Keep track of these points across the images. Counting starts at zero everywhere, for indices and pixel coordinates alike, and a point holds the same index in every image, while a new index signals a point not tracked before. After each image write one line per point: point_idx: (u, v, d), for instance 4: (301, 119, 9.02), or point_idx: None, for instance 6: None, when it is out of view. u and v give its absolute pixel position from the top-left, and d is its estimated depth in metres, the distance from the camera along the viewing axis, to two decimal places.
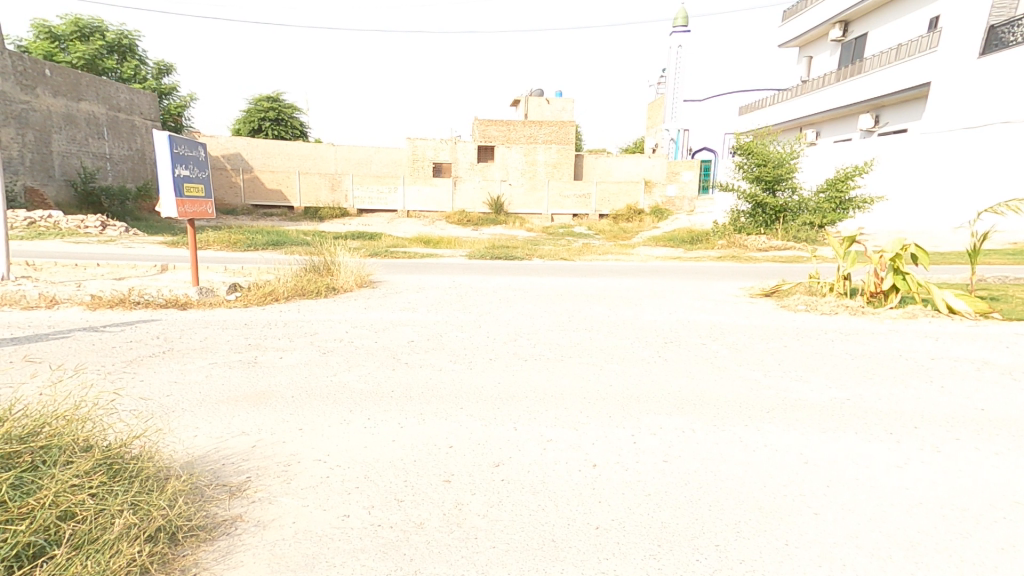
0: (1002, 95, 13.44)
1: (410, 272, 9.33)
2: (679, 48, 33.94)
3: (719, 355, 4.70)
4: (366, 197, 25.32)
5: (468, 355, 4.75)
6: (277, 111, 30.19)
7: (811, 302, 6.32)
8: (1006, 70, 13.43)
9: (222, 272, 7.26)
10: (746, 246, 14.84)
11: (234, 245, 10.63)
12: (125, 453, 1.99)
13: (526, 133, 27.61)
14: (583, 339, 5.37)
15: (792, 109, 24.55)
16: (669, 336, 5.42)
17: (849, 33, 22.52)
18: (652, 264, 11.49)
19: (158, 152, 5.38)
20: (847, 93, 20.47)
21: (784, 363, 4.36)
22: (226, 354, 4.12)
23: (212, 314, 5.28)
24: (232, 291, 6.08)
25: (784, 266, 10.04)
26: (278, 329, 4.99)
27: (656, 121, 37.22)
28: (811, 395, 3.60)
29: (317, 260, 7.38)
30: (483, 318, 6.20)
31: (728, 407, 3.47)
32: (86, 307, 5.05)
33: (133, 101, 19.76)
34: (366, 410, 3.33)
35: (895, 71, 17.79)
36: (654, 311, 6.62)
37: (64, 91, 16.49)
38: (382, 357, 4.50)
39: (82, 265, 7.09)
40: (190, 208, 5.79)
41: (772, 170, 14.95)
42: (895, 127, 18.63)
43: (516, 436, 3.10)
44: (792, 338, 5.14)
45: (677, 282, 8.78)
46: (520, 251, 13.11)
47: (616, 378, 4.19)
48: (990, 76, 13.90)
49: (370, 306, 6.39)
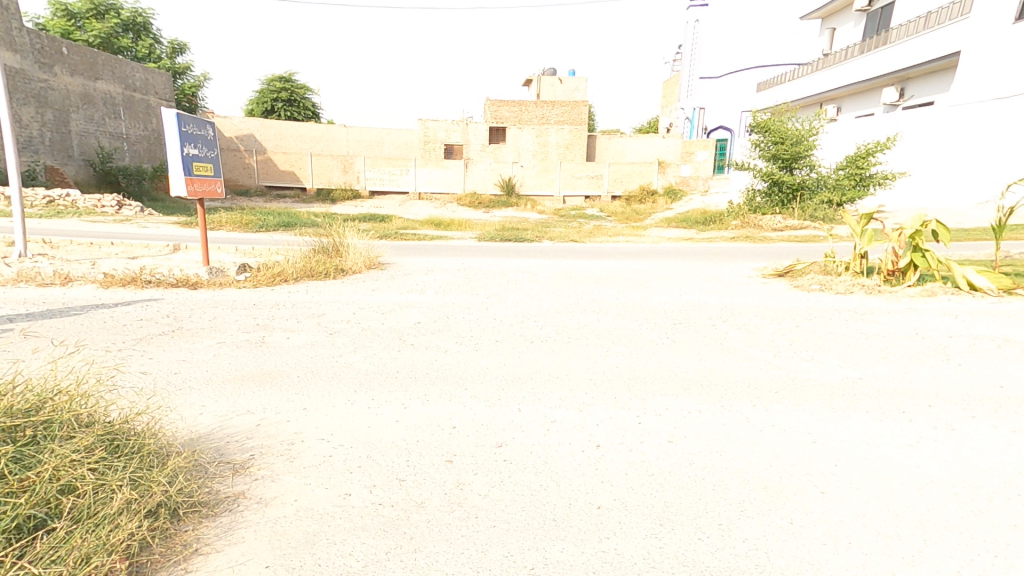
0: None
1: (419, 254, 9.33)
2: (696, 23, 33.00)
3: (729, 336, 4.62)
4: (377, 178, 25.28)
5: (474, 336, 4.74)
6: (289, 91, 30.13)
7: (825, 281, 6.18)
8: None
9: (232, 252, 7.32)
10: (760, 226, 14.58)
11: (245, 226, 10.71)
12: (127, 430, 2.01)
13: (538, 114, 27.12)
14: (591, 320, 5.32)
15: (812, 84, 23.81)
16: (678, 317, 5.34)
17: (874, 2, 21.66)
18: (663, 245, 11.34)
19: (167, 130, 5.38)
20: (871, 66, 19.76)
21: (794, 343, 4.27)
22: (234, 334, 4.15)
23: (222, 294, 5.32)
24: (242, 271, 6.11)
25: (800, 246, 9.83)
26: (287, 309, 5.02)
27: (671, 99, 36.43)
28: (821, 374, 3.53)
29: (326, 242, 7.39)
30: (490, 299, 6.18)
31: (736, 388, 3.41)
32: (99, 285, 5.11)
33: (148, 81, 19.80)
34: (371, 391, 3.33)
35: (922, 42, 17.11)
36: (664, 292, 6.54)
37: (81, 70, 16.57)
38: (388, 338, 4.50)
39: (97, 244, 7.18)
40: (200, 186, 5.80)
41: (790, 147, 14.58)
42: (920, 100, 17.96)
43: (520, 417, 3.09)
44: (805, 317, 5.05)
45: (689, 263, 8.65)
46: (530, 233, 13.03)
47: (623, 359, 4.15)
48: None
49: (378, 288, 6.40)
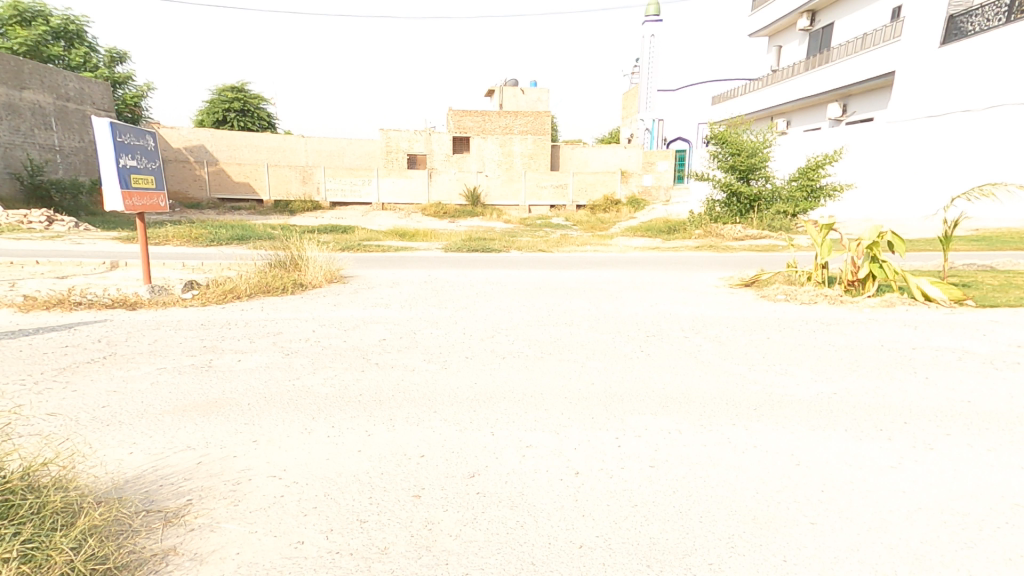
0: (964, 83, 13.69)
1: (383, 266, 9.01)
2: (652, 37, 33.89)
3: (702, 349, 4.57)
4: (339, 189, 24.68)
5: (443, 353, 4.52)
6: (242, 100, 29.17)
7: (790, 292, 6.27)
8: (967, 59, 13.68)
9: (179, 268, 6.84)
10: (722, 236, 14.89)
11: (195, 240, 10.12)
12: (24, 487, 1.72)
13: (501, 124, 27.41)
14: (563, 334, 5.19)
15: (763, 99, 24.77)
16: (651, 329, 5.27)
17: (816, 22, 22.77)
18: (630, 255, 11.36)
19: (99, 140, 4.95)
20: (815, 82, 20.68)
21: (768, 356, 4.25)
22: (177, 358, 3.79)
23: (165, 313, 4.91)
24: (188, 289, 5.68)
25: (762, 255, 10.02)
26: (238, 329, 4.66)
27: (631, 111, 37.27)
28: (797, 389, 3.50)
29: (282, 255, 7.02)
30: (459, 313, 5.96)
31: (715, 405, 3.34)
32: (19, 309, 4.62)
33: (83, 90, 18.66)
34: (331, 417, 3.07)
35: (861, 60, 18.00)
36: (634, 303, 6.49)
37: (5, 78, 15.36)
38: (350, 357, 4.22)
39: (20, 264, 6.58)
40: (139, 200, 5.37)
41: (746, 159, 15.01)
42: (863, 116, 18.90)
43: (493, 442, 2.91)
44: (774, 328, 5.07)
45: (657, 272, 8.67)
46: (497, 243, 12.86)
47: (599, 376, 4.02)
48: (952, 65, 14.14)
49: (339, 303, 6.08)
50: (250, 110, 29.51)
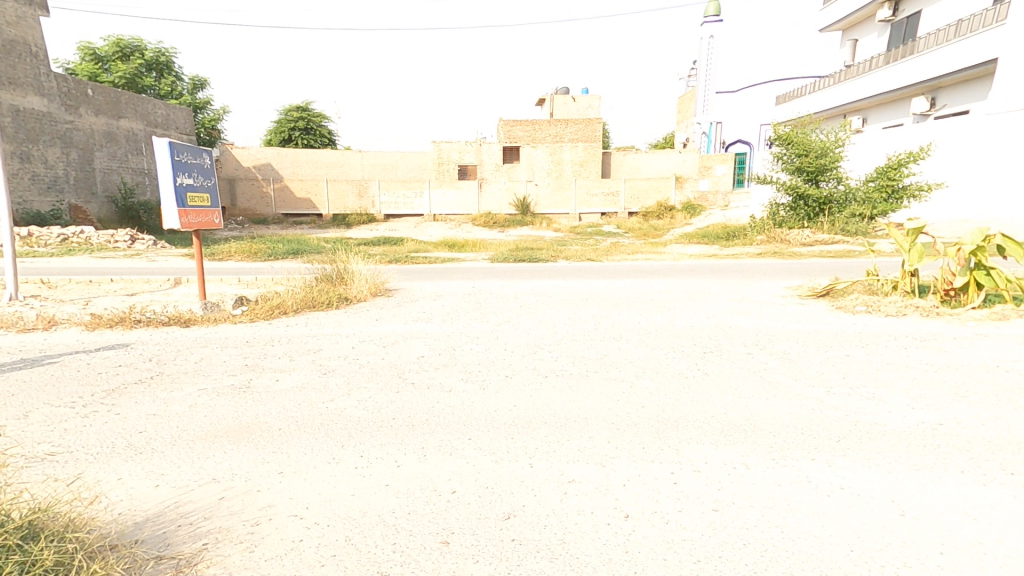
0: None
1: (429, 278, 8.98)
2: (711, 38, 32.78)
3: (769, 368, 4.09)
4: (393, 202, 25.32)
5: (483, 371, 4.29)
6: (306, 120, 30.60)
7: (871, 303, 5.61)
8: None
9: (234, 284, 7.06)
10: (788, 241, 13.84)
11: (253, 255, 10.49)
12: (20, 542, 1.61)
13: (552, 132, 27.13)
14: (611, 350, 4.83)
15: (835, 96, 23.22)
16: (708, 345, 4.82)
17: (899, 12, 21.12)
18: (685, 263, 10.80)
19: (160, 160, 5.12)
20: (897, 76, 19.14)
21: (849, 377, 3.72)
22: (218, 378, 3.77)
23: (216, 330, 5.00)
24: (238, 305, 5.79)
25: (836, 261, 9.21)
26: (281, 347, 4.65)
27: (687, 114, 36.15)
28: (889, 418, 2.99)
29: (329, 269, 7.14)
30: (501, 327, 5.74)
31: (787, 435, 2.90)
32: (83, 328, 4.80)
33: (169, 116, 20.12)
34: (360, 445, 2.91)
35: (954, 50, 16.42)
36: (689, 315, 6.04)
37: (105, 109, 16.93)
38: (386, 377, 4.08)
39: (96, 282, 6.98)
40: (194, 218, 5.53)
41: (815, 160, 14.01)
42: (954, 110, 17.22)
43: (532, 476, 2.63)
44: (853, 344, 4.49)
45: (715, 281, 8.13)
46: (545, 252, 12.58)
47: (650, 398, 3.64)
48: None
49: (382, 317, 6.03)
50: (312, 129, 30.91)
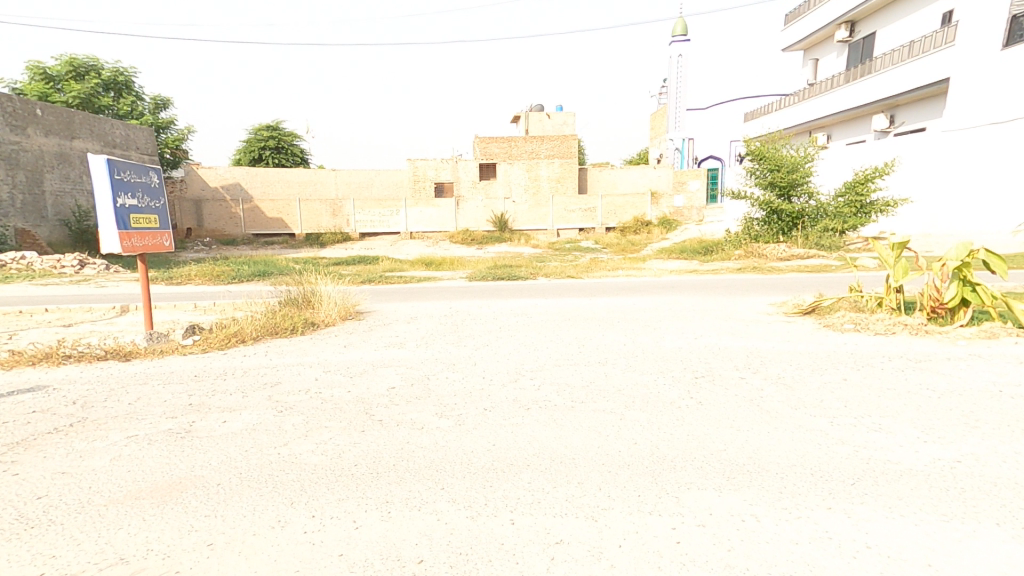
0: None
1: (403, 299, 8.58)
2: (680, 57, 33.52)
3: (766, 395, 3.82)
4: (367, 220, 24.82)
5: (459, 404, 3.91)
6: (276, 139, 30.03)
7: (859, 320, 5.47)
8: None
9: (190, 310, 6.56)
10: (765, 256, 13.82)
11: (216, 278, 9.94)
12: None
13: (528, 149, 27.30)
14: (597, 376, 4.51)
15: (800, 113, 23.81)
16: (699, 369, 4.55)
17: (856, 32, 21.82)
18: (666, 279, 10.63)
19: (96, 179, 4.66)
20: (857, 94, 19.70)
21: (852, 405, 3.47)
22: (153, 422, 3.30)
23: (161, 364, 4.54)
24: (190, 334, 5.32)
25: (816, 276, 9.14)
26: (234, 381, 4.21)
27: (660, 131, 36.75)
28: (905, 456, 2.73)
29: (295, 293, 6.75)
30: (479, 352, 5.37)
31: (797, 477, 2.61)
32: (2, 367, 4.29)
33: (129, 136, 19.37)
34: (313, 501, 2.50)
35: (908, 70, 17.00)
36: (674, 335, 5.79)
37: (57, 130, 16.14)
38: (351, 413, 3.67)
39: (29, 313, 6.40)
40: (139, 241, 5.06)
41: (786, 175, 14.17)
42: (913, 127, 17.77)
43: (513, 536, 2.27)
44: (849, 367, 4.27)
45: (696, 298, 7.95)
46: (524, 269, 12.29)
47: (643, 433, 3.32)
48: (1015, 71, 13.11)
49: (350, 344, 5.62)
50: (283, 147, 30.33)
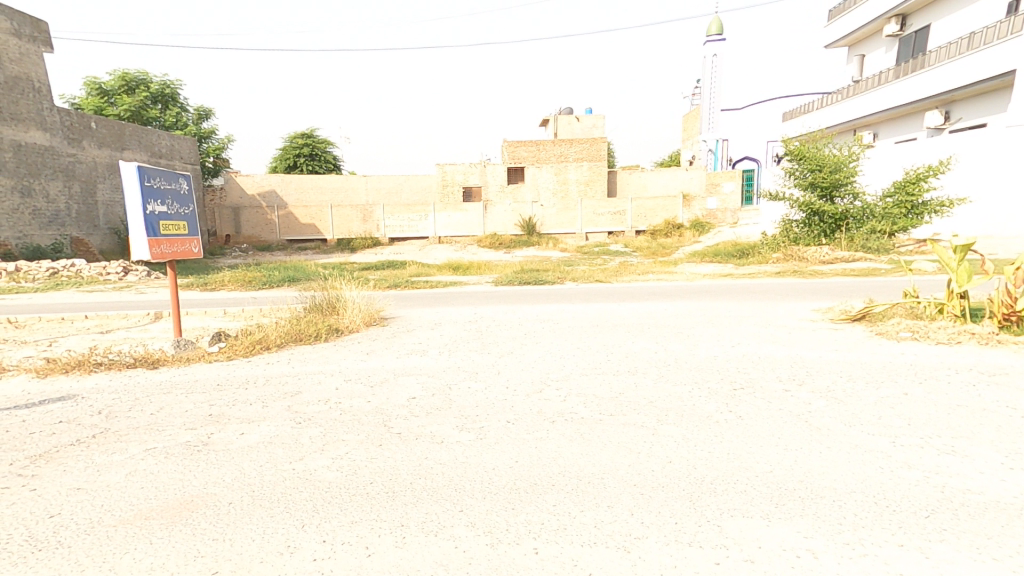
0: None
1: (428, 305, 8.50)
2: (714, 57, 32.74)
3: (815, 410, 3.49)
4: (397, 226, 25.05)
5: (481, 416, 3.73)
6: (310, 146, 30.71)
7: (916, 328, 5.03)
8: None
9: (219, 317, 6.62)
10: (806, 259, 13.18)
11: (248, 284, 10.08)
12: None
13: (556, 152, 27.22)
14: (627, 387, 4.25)
15: (843, 111, 22.85)
16: (738, 380, 4.24)
17: (907, 26, 20.81)
18: (699, 283, 10.24)
19: (127, 187, 4.70)
20: (908, 89, 18.73)
21: (916, 423, 3.13)
22: (171, 434, 3.23)
23: (186, 372, 4.52)
24: (216, 341, 5.32)
25: (862, 281, 8.63)
26: (255, 390, 4.14)
27: (692, 132, 35.96)
28: (988, 486, 2.40)
29: (320, 299, 6.73)
30: (504, 360, 5.19)
31: (859, 506, 2.31)
32: (35, 374, 4.34)
33: (174, 146, 20.08)
34: (326, 523, 2.35)
35: (966, 63, 16.05)
36: (711, 343, 5.47)
37: (109, 141, 16.86)
38: (370, 426, 3.53)
39: (69, 319, 6.56)
40: (168, 247, 5.09)
41: (829, 175, 13.50)
42: (970, 122, 16.76)
43: (538, 569, 2.06)
44: (908, 379, 3.89)
45: (732, 303, 7.57)
46: (551, 274, 12.05)
47: (679, 451, 3.06)
48: None
49: (373, 351, 5.53)
50: (317, 155, 30.99)
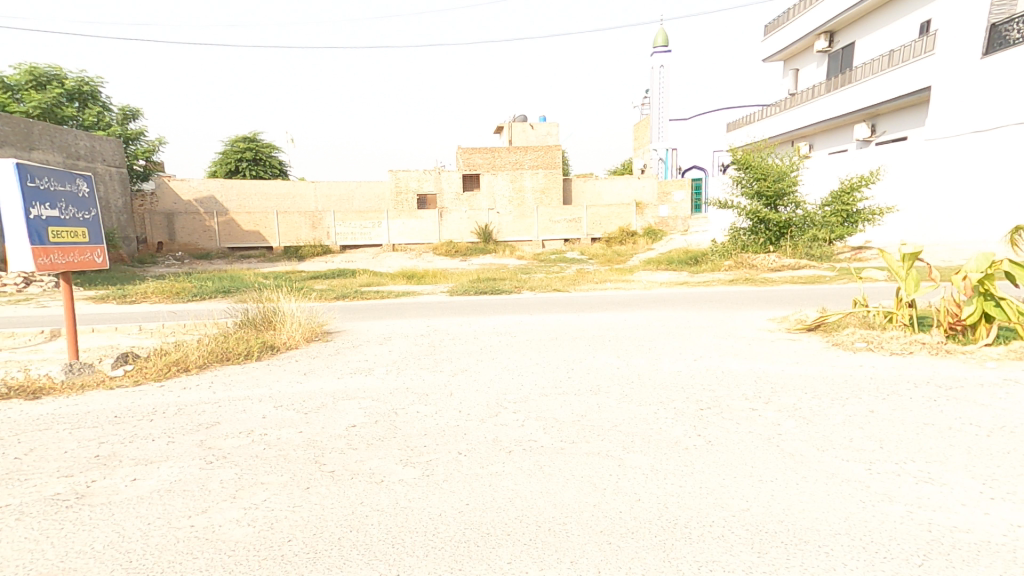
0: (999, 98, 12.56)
1: (377, 317, 7.97)
2: (662, 69, 33.66)
3: (785, 433, 3.28)
4: (349, 233, 24.10)
5: (429, 447, 3.30)
6: (253, 151, 29.24)
7: (872, 338, 5.00)
8: (1003, 74, 12.56)
9: (133, 334, 5.90)
10: (756, 267, 13.49)
11: (175, 295, 9.23)
12: None
13: (512, 159, 26.64)
14: (589, 409, 3.94)
15: (782, 124, 23.85)
16: (704, 399, 4.00)
17: (835, 44, 21.97)
18: (656, 292, 10.18)
19: (2, 186, 4.01)
20: (839, 104, 19.69)
21: (888, 446, 2.96)
22: (37, 487, 2.65)
23: (75, 403, 3.87)
24: (121, 365, 4.64)
25: (809, 289, 8.79)
26: (162, 422, 3.54)
27: (644, 141, 36.79)
28: (974, 522, 2.21)
29: (254, 313, 6.13)
30: (456, 379, 4.77)
31: (847, 555, 2.07)
32: None
33: (93, 148, 18.48)
34: None
35: (888, 78, 17.01)
36: (673, 357, 5.26)
37: (14, 141, 15.07)
38: (299, 463, 3.04)
39: None
40: (61, 257, 4.40)
41: (773, 184, 13.90)
42: (893, 136, 17.82)
43: None
44: (872, 396, 3.76)
45: (689, 313, 7.46)
46: (507, 282, 11.70)
47: (647, 486, 2.75)
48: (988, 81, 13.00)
49: (312, 370, 4.99)
50: (261, 159, 29.53)
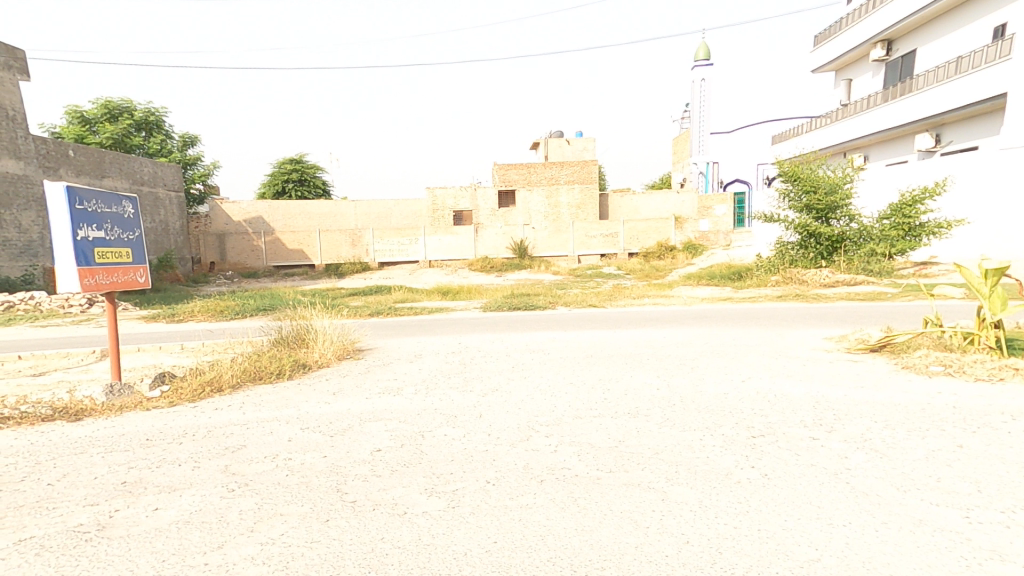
0: None
1: (409, 334, 7.89)
2: (702, 81, 33.09)
3: (854, 468, 2.90)
4: (387, 250, 24.50)
5: (455, 475, 3.10)
6: (299, 172, 30.32)
7: (950, 362, 4.50)
8: None
9: (174, 353, 6.01)
10: (806, 282, 12.74)
11: (219, 313, 9.46)
12: None
13: (547, 175, 26.37)
14: (627, 434, 3.65)
15: (833, 135, 22.88)
16: (756, 426, 3.64)
17: (893, 52, 21.00)
18: (697, 308, 9.74)
19: (52, 209, 4.13)
20: (898, 113, 18.70)
21: (985, 490, 2.55)
22: (63, 516, 2.60)
23: (111, 424, 3.88)
24: (157, 385, 4.67)
25: (870, 307, 8.16)
26: (190, 446, 3.49)
27: (683, 155, 36.10)
28: None
29: (288, 330, 6.14)
30: (487, 400, 4.56)
31: None
32: None
33: (156, 174, 19.55)
34: None
35: (956, 86, 16.02)
36: (718, 378, 4.89)
37: (88, 170, 16.15)
38: (320, 492, 2.89)
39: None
40: (105, 278, 4.50)
41: (824, 197, 13.19)
42: (961, 146, 16.73)
43: None
44: (957, 428, 3.31)
45: (734, 331, 7.00)
46: (541, 298, 11.49)
47: (695, 526, 2.46)
48: None
49: (342, 390, 4.89)
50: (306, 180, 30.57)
